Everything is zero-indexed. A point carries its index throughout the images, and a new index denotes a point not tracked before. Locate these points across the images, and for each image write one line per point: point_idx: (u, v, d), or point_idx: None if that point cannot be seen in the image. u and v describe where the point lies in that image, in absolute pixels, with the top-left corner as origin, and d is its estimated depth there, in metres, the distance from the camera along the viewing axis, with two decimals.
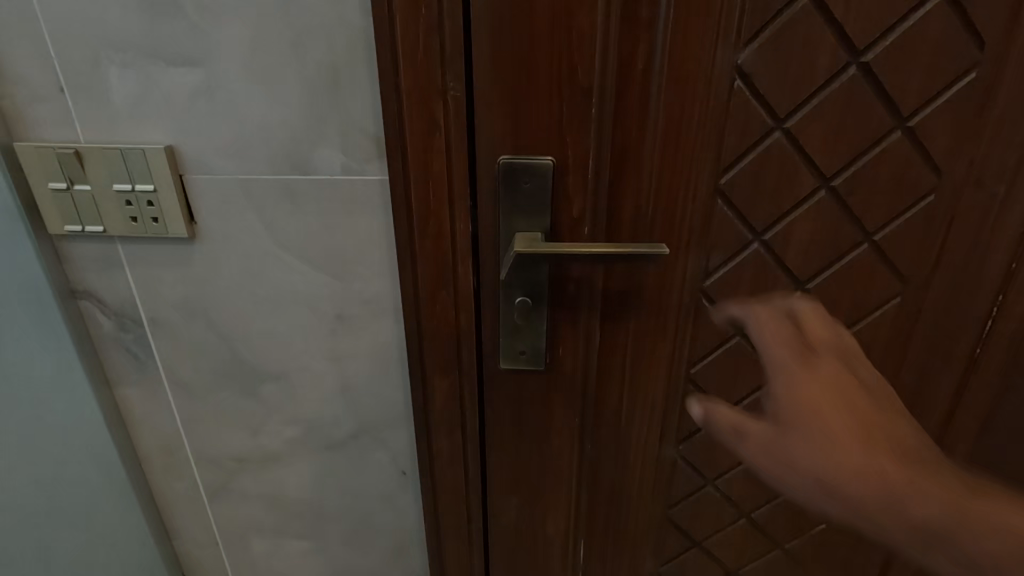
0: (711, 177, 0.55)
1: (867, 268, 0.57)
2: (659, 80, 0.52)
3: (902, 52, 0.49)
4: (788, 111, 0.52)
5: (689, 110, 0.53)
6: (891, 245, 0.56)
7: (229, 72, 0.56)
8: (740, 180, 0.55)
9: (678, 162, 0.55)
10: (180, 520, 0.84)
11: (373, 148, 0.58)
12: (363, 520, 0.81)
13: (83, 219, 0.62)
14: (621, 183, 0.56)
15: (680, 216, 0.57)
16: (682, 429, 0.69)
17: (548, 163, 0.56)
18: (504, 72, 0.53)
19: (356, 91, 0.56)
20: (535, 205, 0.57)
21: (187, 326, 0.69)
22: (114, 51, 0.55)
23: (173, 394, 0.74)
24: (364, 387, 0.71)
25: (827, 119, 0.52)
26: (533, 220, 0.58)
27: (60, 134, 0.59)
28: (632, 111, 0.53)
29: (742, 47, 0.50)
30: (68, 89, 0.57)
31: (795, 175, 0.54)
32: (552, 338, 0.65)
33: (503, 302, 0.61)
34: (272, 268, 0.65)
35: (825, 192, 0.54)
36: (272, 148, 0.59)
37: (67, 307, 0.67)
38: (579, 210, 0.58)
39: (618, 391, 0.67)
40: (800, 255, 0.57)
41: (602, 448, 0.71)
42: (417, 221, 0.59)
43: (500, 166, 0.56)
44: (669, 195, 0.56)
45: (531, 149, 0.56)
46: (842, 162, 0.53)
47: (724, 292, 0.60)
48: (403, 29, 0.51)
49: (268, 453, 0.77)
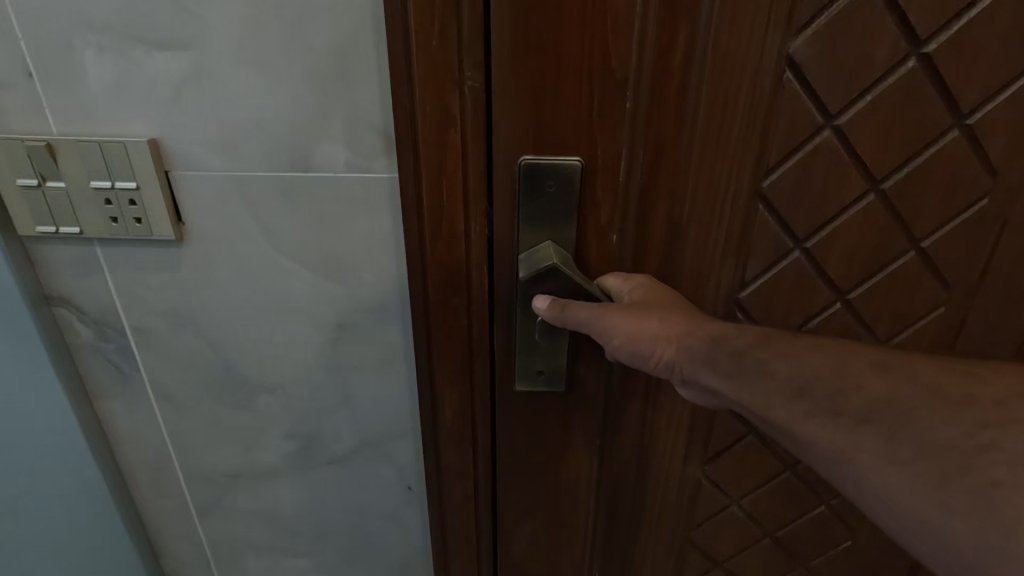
0: (752, 179, 0.51)
1: (914, 278, 0.53)
2: (700, 73, 0.47)
3: (970, 41, 0.45)
4: (840, 108, 0.48)
5: (731, 103, 0.48)
6: (939, 254, 0.52)
7: (222, 57, 0.50)
8: (784, 182, 0.50)
9: (717, 162, 0.50)
10: (168, 539, 0.78)
11: (381, 144, 0.53)
12: (366, 538, 0.77)
13: (57, 219, 0.56)
14: (653, 186, 0.52)
15: (716, 220, 0.52)
16: (706, 444, 0.65)
17: (575, 163, 0.51)
18: (528, 61, 0.48)
19: (363, 80, 0.50)
20: (559, 211, 0.53)
21: (175, 335, 0.63)
22: (89, 31, 0.49)
23: (160, 407, 0.68)
24: (369, 399, 0.66)
25: (880, 116, 0.48)
26: (556, 228, 0.54)
27: (29, 125, 0.53)
28: (668, 106, 0.49)
29: (792, 36, 0.46)
30: (37, 75, 0.51)
31: (844, 177, 0.50)
32: (573, 356, 0.60)
33: (523, 319, 0.57)
34: (268, 273, 0.59)
35: (875, 195, 0.51)
36: (268, 142, 0.53)
37: (40, 315, 0.61)
38: (607, 216, 0.53)
39: (641, 410, 0.63)
40: (843, 263, 0.53)
41: (622, 467, 0.67)
42: (428, 223, 0.54)
43: (520, 166, 0.51)
44: (706, 198, 0.52)
45: (557, 149, 0.51)
46: (895, 163, 0.49)
47: (760, 303, 0.55)
48: (417, 11, 0.46)
49: (263, 470, 0.72)
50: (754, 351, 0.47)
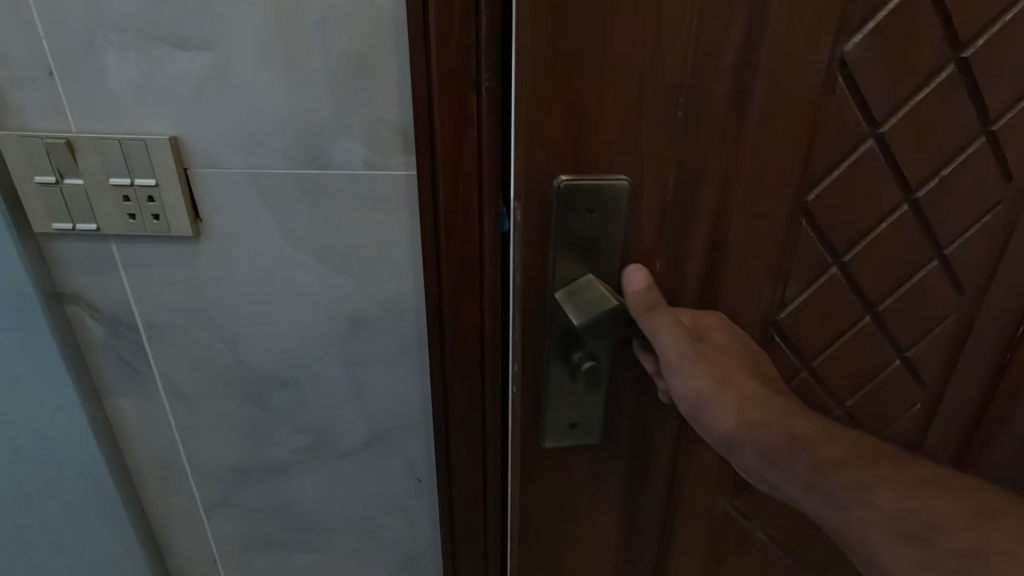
0: (797, 194, 0.48)
1: (937, 297, 0.56)
2: (764, 76, 0.43)
3: (998, 50, 0.46)
4: (885, 115, 0.47)
5: (784, 113, 0.45)
6: (957, 260, 0.55)
7: (244, 56, 0.51)
8: (827, 196, 0.49)
9: (766, 176, 0.47)
10: (174, 539, 0.78)
11: (399, 142, 0.55)
12: (374, 532, 0.78)
13: (74, 216, 0.57)
14: (697, 203, 0.47)
15: (761, 238, 0.49)
16: (738, 475, 0.62)
17: (620, 182, 0.45)
18: (566, 60, 0.41)
19: (385, 81, 0.53)
20: (602, 238, 0.47)
21: (189, 332, 0.64)
22: (112, 31, 0.50)
23: (170, 404, 0.69)
24: (381, 392, 0.68)
25: (926, 132, 0.48)
26: (593, 257, 0.47)
27: (48, 123, 0.53)
28: (736, 108, 0.44)
29: (849, 35, 0.43)
30: (58, 73, 0.52)
31: (880, 190, 0.49)
32: (606, 405, 0.54)
33: (558, 364, 0.51)
34: (284, 269, 0.61)
35: (908, 206, 0.51)
36: (288, 140, 0.55)
37: (52, 313, 0.61)
38: (649, 241, 0.48)
39: (670, 459, 0.59)
40: (875, 276, 0.53)
41: (648, 522, 0.63)
42: (444, 219, 0.56)
43: (559, 186, 0.44)
44: (752, 216, 0.48)
45: (598, 166, 0.44)
46: (931, 170, 0.49)
47: (796, 323, 0.54)
48: (437, 15, 0.48)
49: (273, 465, 0.73)
50: (848, 468, 0.38)
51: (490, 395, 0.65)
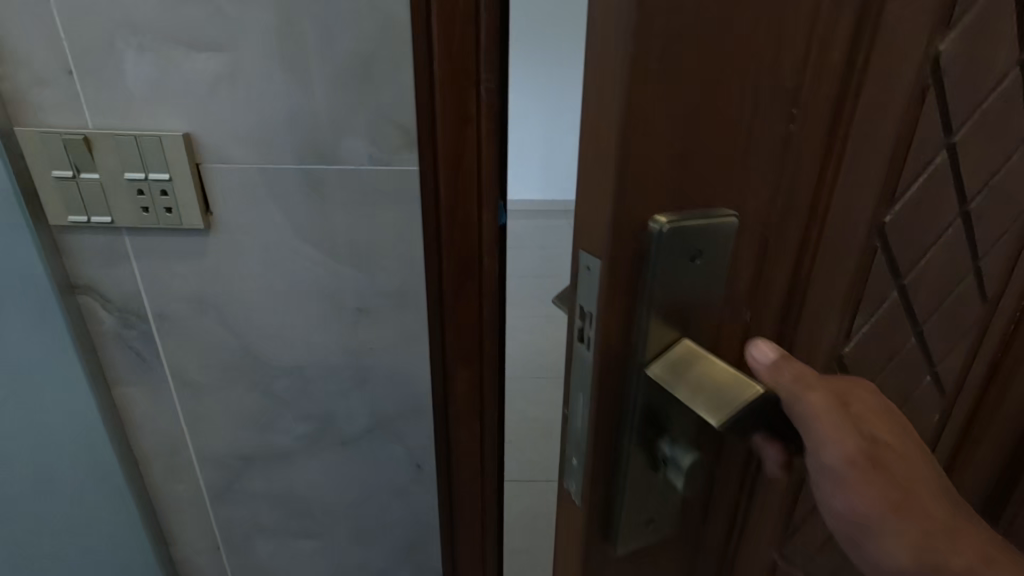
0: (879, 208, 0.34)
1: (965, 316, 0.45)
2: (869, 70, 0.28)
3: None
4: (961, 120, 0.35)
5: (889, 113, 0.30)
6: (1000, 269, 0.44)
7: (256, 58, 0.54)
8: (906, 210, 0.35)
9: (857, 191, 0.32)
10: (178, 524, 0.81)
11: (402, 140, 0.58)
12: (373, 518, 0.81)
13: (89, 209, 0.59)
14: (785, 234, 0.31)
15: (839, 269, 0.34)
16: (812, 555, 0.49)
17: (731, 219, 0.28)
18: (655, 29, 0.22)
19: (389, 82, 0.56)
20: (707, 279, 0.29)
21: (197, 321, 0.67)
22: (131, 33, 0.53)
23: (178, 392, 0.71)
24: (383, 380, 0.71)
25: (982, 150, 0.37)
26: (690, 304, 0.29)
27: (66, 119, 0.56)
28: (837, 129, 0.29)
29: (944, 32, 0.30)
30: (77, 72, 0.54)
31: (943, 203, 0.38)
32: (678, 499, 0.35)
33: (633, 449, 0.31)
34: (290, 260, 0.63)
35: (963, 219, 0.39)
36: (297, 137, 0.58)
37: (66, 302, 0.63)
38: (747, 280, 0.31)
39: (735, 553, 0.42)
40: (932, 298, 0.41)
41: None
42: (444, 213, 0.59)
43: (659, 229, 0.26)
44: (837, 245, 0.33)
45: (700, 194, 0.27)
46: (984, 179, 0.38)
47: (855, 367, 0.40)
48: (440, 21, 0.51)
49: (276, 452, 0.76)
50: None
51: (488, 385, 0.69)
